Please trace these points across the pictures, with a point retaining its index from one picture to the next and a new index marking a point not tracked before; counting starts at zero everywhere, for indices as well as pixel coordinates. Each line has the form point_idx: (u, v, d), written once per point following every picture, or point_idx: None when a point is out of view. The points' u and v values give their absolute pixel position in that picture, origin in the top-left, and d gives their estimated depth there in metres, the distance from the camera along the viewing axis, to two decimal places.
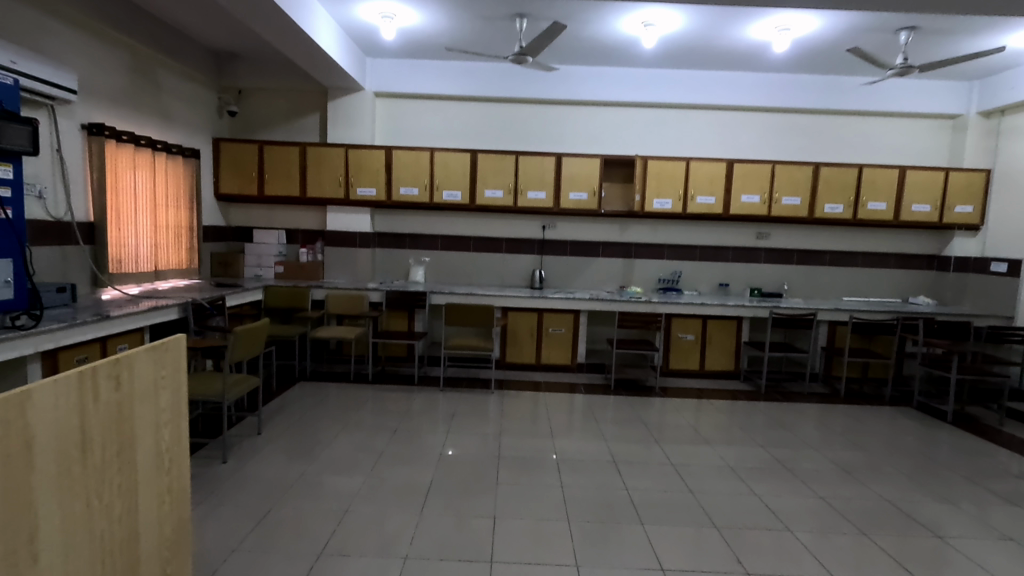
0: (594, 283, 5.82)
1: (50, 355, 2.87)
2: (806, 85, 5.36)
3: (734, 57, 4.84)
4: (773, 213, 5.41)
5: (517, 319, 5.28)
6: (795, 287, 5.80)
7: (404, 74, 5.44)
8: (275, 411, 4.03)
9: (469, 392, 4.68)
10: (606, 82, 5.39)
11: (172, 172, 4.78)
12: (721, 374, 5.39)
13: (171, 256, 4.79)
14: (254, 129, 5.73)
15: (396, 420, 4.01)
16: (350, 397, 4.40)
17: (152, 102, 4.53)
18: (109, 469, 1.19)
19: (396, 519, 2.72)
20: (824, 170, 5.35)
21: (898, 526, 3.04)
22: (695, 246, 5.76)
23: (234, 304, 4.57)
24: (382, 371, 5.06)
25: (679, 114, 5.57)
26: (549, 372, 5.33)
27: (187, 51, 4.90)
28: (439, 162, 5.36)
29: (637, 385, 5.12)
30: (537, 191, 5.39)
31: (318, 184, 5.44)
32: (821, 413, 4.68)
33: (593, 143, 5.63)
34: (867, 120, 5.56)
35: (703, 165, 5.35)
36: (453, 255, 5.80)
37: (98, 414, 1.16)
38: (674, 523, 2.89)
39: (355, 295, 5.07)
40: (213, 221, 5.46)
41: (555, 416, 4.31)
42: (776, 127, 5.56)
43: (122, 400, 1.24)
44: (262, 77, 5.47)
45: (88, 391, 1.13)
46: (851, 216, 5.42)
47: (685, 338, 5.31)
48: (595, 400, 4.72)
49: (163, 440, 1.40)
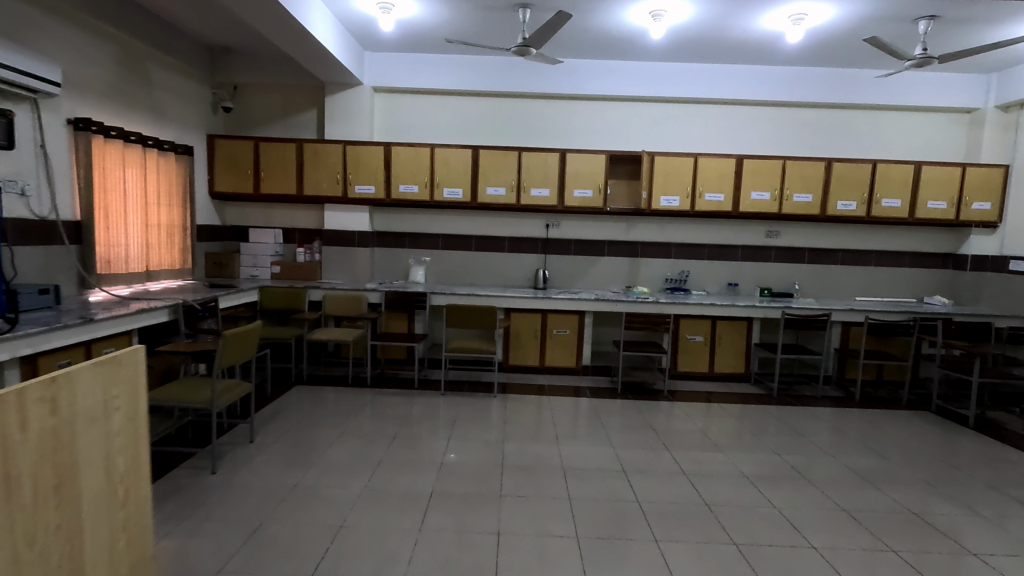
0: (599, 283, 5.67)
1: (30, 360, 2.73)
2: (818, 79, 5.20)
3: (745, 49, 4.68)
4: (785, 210, 5.25)
5: (520, 321, 5.13)
6: (807, 287, 5.64)
7: (403, 68, 5.29)
8: (269, 416, 3.87)
9: (471, 396, 4.52)
10: (611, 76, 5.23)
11: (165, 170, 4.63)
12: (731, 376, 5.23)
13: (164, 256, 4.64)
14: (250, 126, 5.58)
15: (396, 425, 3.86)
16: (349, 402, 4.25)
17: (142, 97, 4.37)
18: (45, 503, 1.16)
19: (393, 535, 2.55)
20: (836, 166, 5.19)
21: (925, 538, 2.87)
22: (704, 245, 5.60)
23: (228, 305, 4.41)
24: (381, 375, 4.91)
25: (688, 109, 5.41)
26: (553, 375, 5.17)
27: (179, 44, 4.75)
28: (439, 159, 5.21)
29: (644, 388, 4.96)
30: (540, 188, 5.24)
31: (315, 182, 5.28)
32: (836, 418, 4.52)
33: (599, 139, 5.48)
34: (881, 114, 5.39)
35: (711, 161, 5.19)
36: (455, 254, 5.65)
37: (26, 441, 1.12)
38: (688, 536, 2.72)
39: (354, 296, 4.91)
40: (208, 220, 5.32)
41: (561, 421, 4.16)
42: (787, 121, 5.40)
43: (61, 427, 1.21)
44: (258, 72, 5.32)
45: (14, 420, 1.09)
46: (864, 214, 5.25)
47: (694, 339, 5.16)
48: (601, 404, 4.56)
49: (115, 467, 1.38)
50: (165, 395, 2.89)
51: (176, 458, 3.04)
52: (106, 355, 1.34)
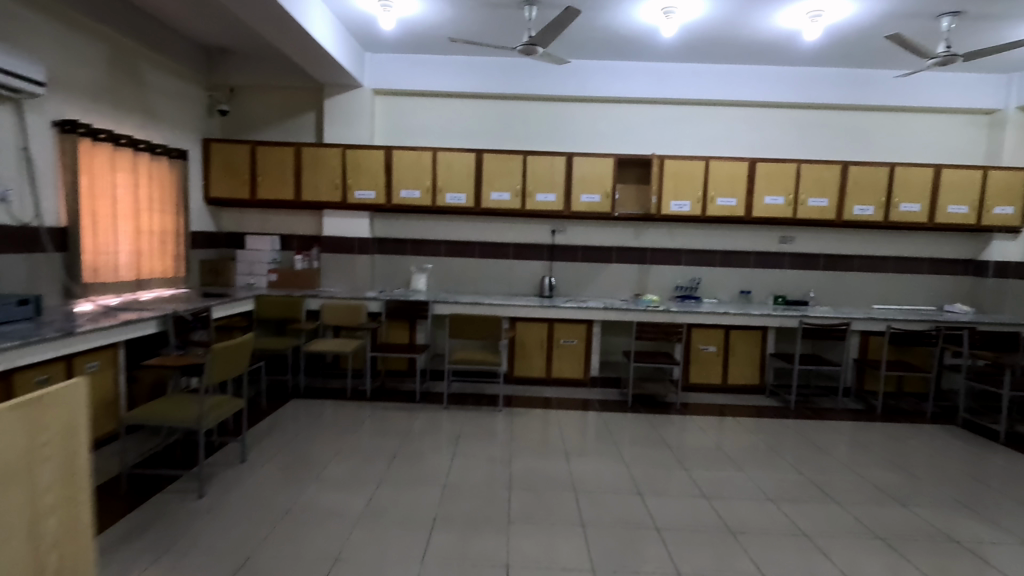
0: (607, 291, 5.48)
1: (4, 377, 2.55)
2: (833, 79, 5.03)
3: (759, 49, 4.52)
4: (799, 215, 5.07)
5: (526, 330, 4.94)
6: (822, 294, 5.44)
7: (404, 70, 5.13)
8: (263, 432, 3.68)
9: (475, 410, 4.33)
10: (619, 77, 5.07)
11: (157, 174, 4.47)
12: (745, 388, 5.02)
13: (156, 264, 4.47)
14: (247, 129, 5.42)
15: (396, 441, 3.66)
16: (347, 417, 4.06)
17: (133, 98, 4.21)
18: None
19: (393, 565, 2.36)
20: (852, 169, 5.01)
21: (966, 563, 2.66)
22: (715, 251, 5.42)
23: (221, 315, 4.23)
24: (381, 387, 4.72)
25: (698, 111, 5.25)
26: (560, 387, 4.97)
27: (172, 45, 4.60)
28: (442, 163, 5.04)
29: (655, 401, 4.75)
30: (546, 193, 5.06)
31: (314, 187, 5.11)
32: (858, 431, 4.31)
33: (606, 143, 5.31)
34: (898, 117, 5.21)
35: (723, 164, 5.01)
36: (457, 261, 5.46)
37: None
38: (711, 565, 2.52)
39: (353, 305, 4.73)
40: (204, 227, 5.15)
41: (569, 436, 3.96)
42: (800, 124, 5.23)
43: None
44: (255, 73, 5.17)
45: None
46: (882, 218, 5.07)
47: (706, 349, 4.96)
48: (611, 417, 4.36)
49: (46, 530, 1.30)
50: (149, 414, 2.70)
51: (162, 481, 2.85)
52: (41, 395, 1.30)
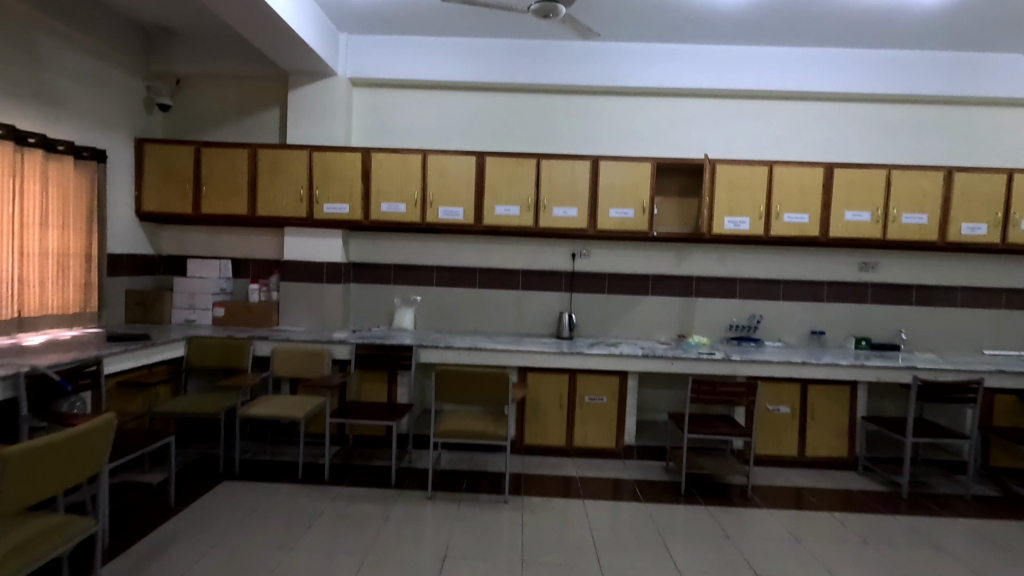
0: (641, 330, 4.35)
1: None
2: (928, 64, 3.97)
3: (847, 17, 3.47)
4: (890, 235, 3.94)
5: (539, 385, 3.79)
6: (916, 336, 4.28)
7: (387, 55, 4.13)
8: (160, 544, 2.50)
9: (472, 500, 3.15)
10: (654, 64, 4.04)
11: (57, 179, 3.42)
12: (827, 462, 3.83)
13: (49, 296, 3.39)
14: (195, 129, 4.40)
15: (353, 559, 2.48)
16: (292, 511, 2.89)
17: (20, 77, 3.17)
18: None
19: None
20: (958, 176, 3.90)
21: None
22: (777, 281, 4.28)
23: (124, 367, 3.10)
24: (347, 461, 3.56)
25: (754, 104, 4.19)
26: (583, 460, 3.80)
27: (91, 17, 3.60)
28: (433, 169, 3.99)
29: (712, 484, 3.55)
30: (565, 207, 3.97)
31: (272, 199, 4.05)
32: (1010, 531, 3.07)
33: (637, 144, 4.26)
34: (1013, 113, 4.13)
35: (792, 170, 3.92)
36: (453, 292, 4.36)
37: None
38: None
39: (313, 351, 3.61)
40: (134, 248, 4.10)
41: (605, 544, 2.75)
42: (880, 122, 4.16)
43: None
44: (205, 59, 4.16)
45: None
46: (998, 240, 3.94)
47: (777, 410, 3.79)
48: (658, 509, 3.18)
49: None
50: None
51: None
52: None
